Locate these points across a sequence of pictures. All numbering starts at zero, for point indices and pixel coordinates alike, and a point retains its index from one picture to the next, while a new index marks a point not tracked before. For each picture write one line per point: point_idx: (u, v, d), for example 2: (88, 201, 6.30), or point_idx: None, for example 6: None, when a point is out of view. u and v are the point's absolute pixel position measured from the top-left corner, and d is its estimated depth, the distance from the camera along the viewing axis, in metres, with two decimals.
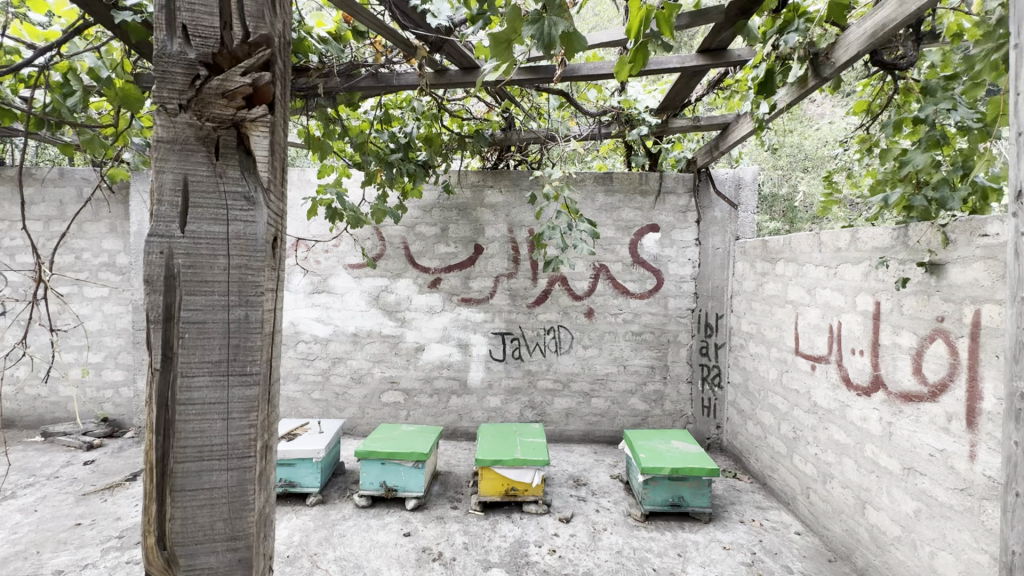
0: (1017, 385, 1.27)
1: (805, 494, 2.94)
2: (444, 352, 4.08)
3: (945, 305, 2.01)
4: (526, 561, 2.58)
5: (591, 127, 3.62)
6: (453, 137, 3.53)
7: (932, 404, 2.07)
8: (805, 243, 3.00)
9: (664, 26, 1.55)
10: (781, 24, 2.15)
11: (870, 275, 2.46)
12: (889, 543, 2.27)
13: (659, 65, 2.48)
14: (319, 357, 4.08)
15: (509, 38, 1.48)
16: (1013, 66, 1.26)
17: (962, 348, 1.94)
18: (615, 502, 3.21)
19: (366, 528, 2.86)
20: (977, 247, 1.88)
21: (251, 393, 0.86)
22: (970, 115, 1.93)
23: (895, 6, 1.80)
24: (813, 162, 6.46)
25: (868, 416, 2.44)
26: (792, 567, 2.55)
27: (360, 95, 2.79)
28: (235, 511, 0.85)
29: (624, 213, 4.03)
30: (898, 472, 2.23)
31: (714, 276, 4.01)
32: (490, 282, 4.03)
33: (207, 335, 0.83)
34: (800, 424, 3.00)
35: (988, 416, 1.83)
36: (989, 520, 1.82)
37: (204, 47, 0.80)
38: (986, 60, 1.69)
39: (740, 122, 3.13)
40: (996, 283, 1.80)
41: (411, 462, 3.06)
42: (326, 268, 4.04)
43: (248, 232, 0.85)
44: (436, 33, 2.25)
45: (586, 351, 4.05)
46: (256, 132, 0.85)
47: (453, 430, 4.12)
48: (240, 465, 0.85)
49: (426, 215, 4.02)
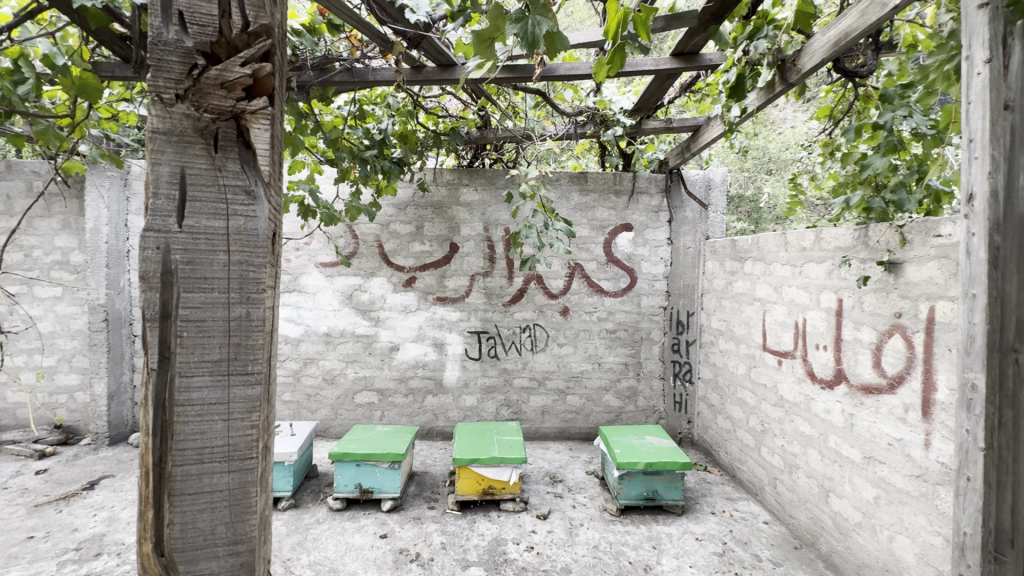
0: (968, 377, 1.36)
1: (772, 485, 3.06)
2: (419, 351, 4.04)
3: (903, 302, 2.12)
4: (504, 559, 2.58)
5: (567, 127, 3.65)
6: (429, 134, 3.48)
7: (890, 396, 2.18)
8: (771, 243, 3.11)
9: (641, 29, 1.58)
10: (751, 31, 2.21)
11: (833, 274, 2.57)
12: (852, 529, 2.38)
13: (634, 67, 2.52)
14: (289, 358, 3.98)
15: (492, 36, 1.46)
16: (964, 78, 1.35)
17: (918, 342, 2.05)
18: (591, 498, 3.26)
19: (341, 531, 2.80)
20: (932, 247, 1.98)
21: (253, 393, 0.83)
22: (923, 122, 2.06)
23: (857, 16, 1.87)
24: (778, 165, 6.67)
25: (831, 408, 2.55)
26: (761, 555, 2.65)
27: (334, 90, 2.72)
28: (237, 515, 0.82)
29: (598, 213, 4.08)
30: (859, 461, 2.34)
31: (685, 275, 4.11)
32: (465, 281, 4.02)
33: (206, 334, 0.80)
34: (767, 417, 3.12)
35: (942, 406, 1.93)
36: (942, 504, 1.93)
37: (201, 35, 0.77)
38: (940, 70, 1.79)
39: (711, 126, 3.23)
40: (949, 281, 1.90)
41: (387, 463, 3.02)
42: (298, 267, 3.95)
43: (248, 227, 0.82)
44: (414, 28, 2.20)
45: (561, 348, 4.08)
46: (257, 125, 0.82)
47: (428, 430, 4.09)
48: (241, 466, 0.83)
49: (400, 213, 3.97)
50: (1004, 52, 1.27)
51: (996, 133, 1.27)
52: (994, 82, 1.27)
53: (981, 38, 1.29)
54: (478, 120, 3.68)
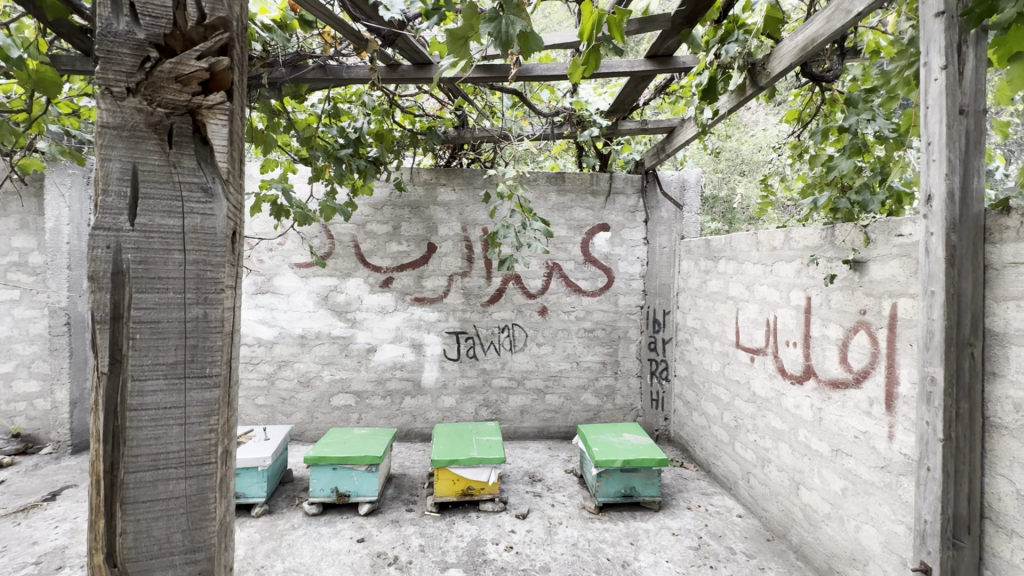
0: (928, 371, 1.49)
1: (745, 479, 3.13)
2: (397, 352, 4.00)
3: (867, 299, 2.20)
4: (483, 560, 2.58)
5: (544, 127, 3.66)
6: (405, 134, 3.45)
7: (856, 390, 2.25)
8: (744, 243, 3.18)
9: (615, 31, 1.59)
10: (722, 35, 2.27)
11: (802, 272, 2.64)
12: (821, 520, 2.45)
13: (610, 68, 2.55)
14: (263, 361, 3.90)
15: (466, 35, 1.45)
16: (922, 83, 1.45)
17: (882, 338, 2.13)
18: (570, 496, 3.27)
19: (317, 537, 2.75)
20: (894, 246, 2.05)
21: (211, 396, 0.81)
22: (886, 126, 2.13)
23: (823, 22, 1.92)
24: (750, 167, 6.84)
25: (801, 403, 2.62)
26: (735, 548, 2.71)
27: (307, 87, 2.66)
28: (194, 522, 0.80)
29: (575, 213, 4.11)
30: (827, 453, 2.41)
31: (661, 274, 4.18)
32: (443, 281, 3.99)
33: (161, 335, 0.78)
34: (740, 413, 3.19)
35: (904, 399, 2.01)
36: (905, 493, 2.00)
37: (154, 27, 0.74)
38: (900, 76, 1.86)
39: (685, 127, 3.28)
40: (910, 278, 1.98)
41: (365, 466, 2.98)
42: (271, 268, 3.87)
43: (205, 226, 0.80)
44: (388, 26, 2.18)
45: (539, 348, 4.09)
46: (214, 121, 0.80)
47: (407, 432, 4.04)
48: (199, 472, 0.80)
49: (377, 213, 3.92)
50: (957, 59, 1.37)
51: (952, 137, 1.38)
52: (951, 88, 1.38)
53: (938, 45, 1.39)
54: (455, 120, 3.67)
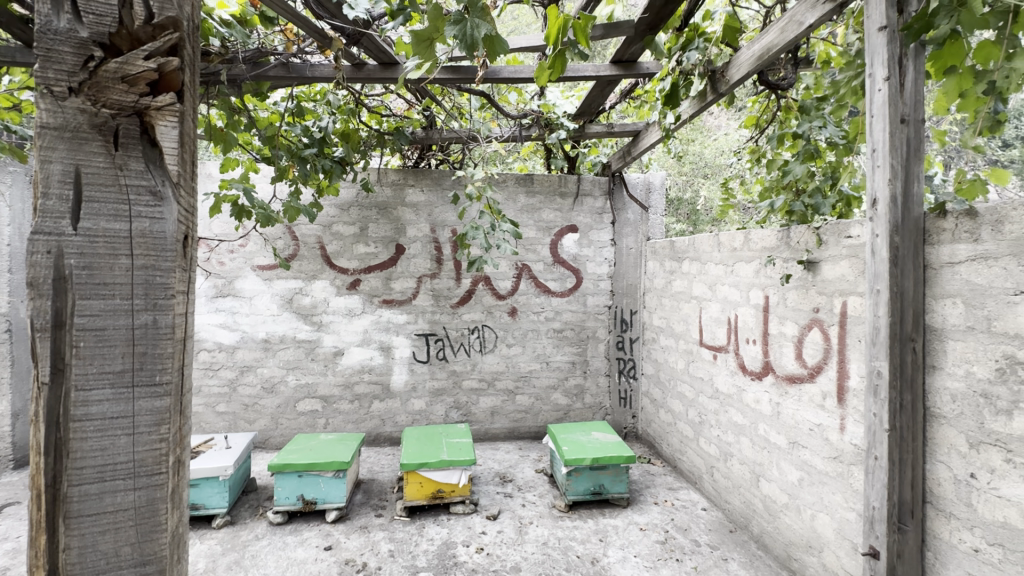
0: (875, 365, 1.58)
1: (709, 473, 3.22)
2: (365, 355, 3.93)
3: (820, 298, 2.30)
4: (454, 562, 2.57)
5: (512, 129, 3.68)
6: (372, 134, 3.41)
7: (811, 384, 2.36)
8: (706, 244, 3.28)
9: (581, 36, 1.61)
10: (684, 42, 2.34)
11: (761, 272, 2.75)
12: (780, 511, 2.56)
13: (576, 72, 2.59)
14: (224, 366, 3.77)
15: (431, 37, 1.45)
16: (867, 94, 1.53)
17: (833, 334, 2.23)
18: (540, 495, 3.30)
19: (282, 546, 2.69)
20: (844, 247, 2.16)
21: (162, 405, 0.79)
22: (835, 133, 2.25)
23: (778, 33, 2.00)
24: (712, 170, 7.06)
25: (760, 398, 2.73)
26: (699, 540, 2.79)
27: (269, 85, 2.60)
28: (144, 535, 0.77)
29: (544, 214, 4.14)
30: (785, 446, 2.52)
31: (628, 274, 4.27)
32: (412, 282, 3.96)
33: (108, 343, 0.75)
34: (704, 409, 3.29)
35: (853, 392, 2.11)
36: (855, 482, 2.11)
37: (98, 25, 0.72)
38: (849, 85, 1.96)
39: (650, 131, 3.36)
40: (858, 278, 2.09)
41: (332, 472, 2.92)
42: (232, 270, 3.75)
43: (154, 230, 0.78)
44: (353, 25, 2.15)
45: (509, 349, 4.11)
46: (163, 123, 0.78)
47: (376, 436, 3.98)
48: (149, 482, 0.78)
49: (343, 214, 3.86)
50: (898, 71, 1.46)
51: (894, 144, 1.47)
52: (893, 98, 1.47)
53: (881, 58, 1.48)
54: (423, 120, 3.65)
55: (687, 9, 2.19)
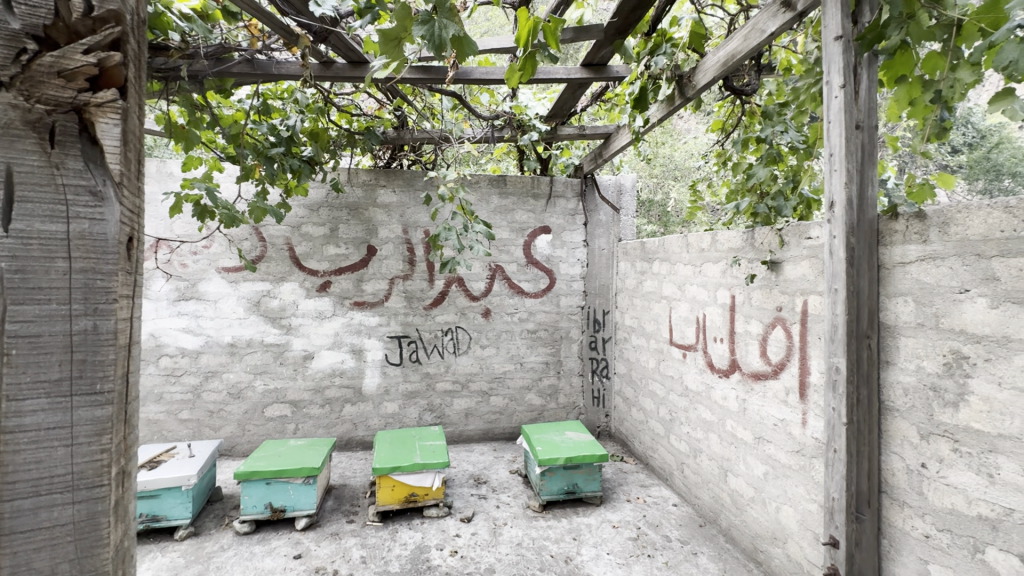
0: (834, 361, 1.64)
1: (680, 469, 3.29)
2: (336, 359, 3.86)
3: (783, 297, 2.38)
4: (427, 566, 2.55)
5: (484, 130, 3.67)
6: (342, 133, 3.35)
7: (775, 380, 2.43)
8: (676, 245, 3.35)
9: (551, 39, 1.62)
10: (652, 47, 2.40)
11: (727, 272, 2.82)
12: (746, 504, 2.63)
13: (547, 75, 2.60)
14: (187, 372, 3.64)
15: (399, 36, 1.43)
16: (825, 100, 1.59)
17: (795, 332, 2.31)
18: (514, 496, 3.31)
19: (249, 556, 2.61)
20: (805, 248, 2.23)
21: (103, 414, 0.76)
22: (797, 138, 2.35)
23: (741, 40, 2.05)
24: (682, 172, 7.21)
25: (727, 395, 2.80)
26: (671, 536, 2.84)
27: (233, 82, 2.53)
28: (84, 550, 0.74)
29: (517, 215, 4.15)
30: (751, 441, 2.59)
31: (600, 275, 4.32)
32: (384, 284, 3.91)
33: (43, 351, 0.72)
34: (674, 407, 3.36)
35: (814, 387, 2.19)
36: (816, 474, 2.18)
37: (31, 18, 0.69)
38: (808, 92, 2.03)
39: (620, 134, 3.41)
40: (818, 278, 2.17)
41: (301, 479, 2.85)
42: (195, 272, 3.62)
43: (94, 232, 0.74)
44: (319, 22, 2.10)
45: (483, 350, 4.10)
46: (104, 120, 0.75)
47: (347, 441, 3.91)
48: (89, 496, 0.75)
49: (313, 215, 3.78)
50: (853, 79, 1.53)
51: (850, 149, 1.53)
52: (848, 105, 1.53)
53: (837, 66, 1.54)
54: (394, 120, 3.61)
55: (655, 15, 2.24)
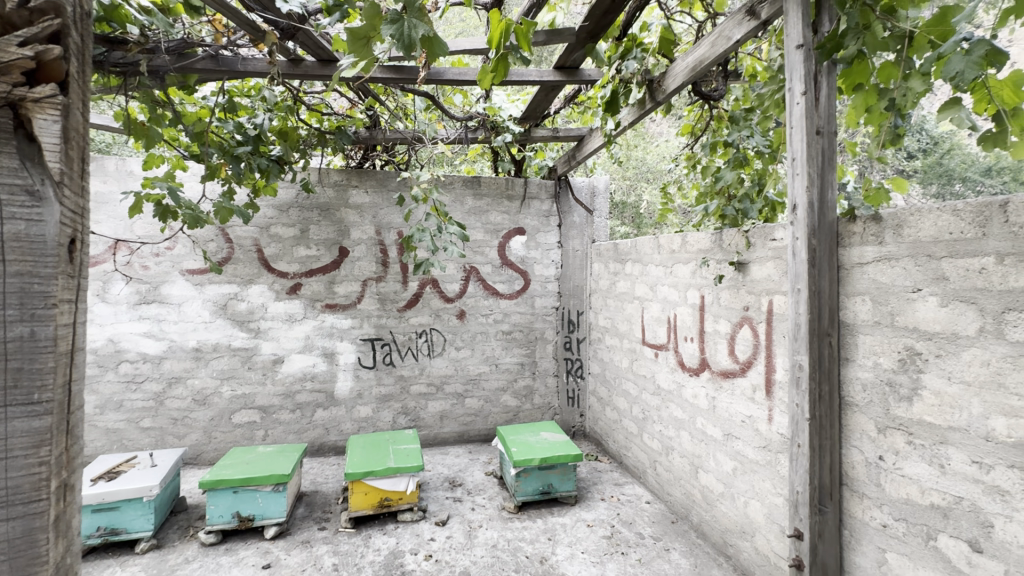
0: (797, 359, 1.69)
1: (653, 467, 3.34)
2: (307, 363, 3.78)
3: (749, 297, 2.44)
4: (401, 571, 2.52)
5: (458, 131, 3.66)
6: (311, 132, 3.28)
7: (742, 378, 2.49)
8: (647, 246, 3.41)
9: (522, 41, 1.62)
10: (623, 51, 2.42)
11: (697, 273, 2.88)
12: (716, 500, 2.69)
13: (520, 77, 2.60)
14: (149, 379, 3.50)
15: (368, 35, 1.41)
16: (787, 107, 1.65)
17: (762, 331, 2.37)
18: (490, 498, 3.30)
19: (215, 568, 2.52)
20: (770, 249, 2.30)
21: (41, 425, 0.73)
22: (762, 143, 2.42)
23: (708, 47, 2.10)
24: (654, 175, 7.34)
25: (697, 393, 2.86)
26: (644, 533, 2.88)
27: (196, 78, 2.45)
28: (21, 568, 0.71)
29: (492, 217, 4.15)
30: (720, 438, 2.65)
31: (574, 276, 4.36)
32: (357, 286, 3.85)
33: None
34: (647, 406, 3.41)
35: (779, 384, 2.25)
36: (781, 469, 2.25)
37: None
38: (772, 98, 2.11)
39: (593, 136, 3.44)
40: (782, 278, 2.23)
41: (270, 487, 2.78)
42: (157, 275, 3.49)
43: (32, 233, 0.71)
44: (287, 19, 2.05)
45: (458, 352, 4.08)
46: (42, 116, 0.72)
47: (319, 446, 3.83)
48: (26, 511, 0.71)
49: (282, 215, 3.69)
50: (814, 87, 1.58)
51: (810, 154, 1.59)
52: (809, 111, 1.58)
53: (799, 73, 1.59)
54: (366, 120, 3.56)
55: (625, 21, 2.27)
